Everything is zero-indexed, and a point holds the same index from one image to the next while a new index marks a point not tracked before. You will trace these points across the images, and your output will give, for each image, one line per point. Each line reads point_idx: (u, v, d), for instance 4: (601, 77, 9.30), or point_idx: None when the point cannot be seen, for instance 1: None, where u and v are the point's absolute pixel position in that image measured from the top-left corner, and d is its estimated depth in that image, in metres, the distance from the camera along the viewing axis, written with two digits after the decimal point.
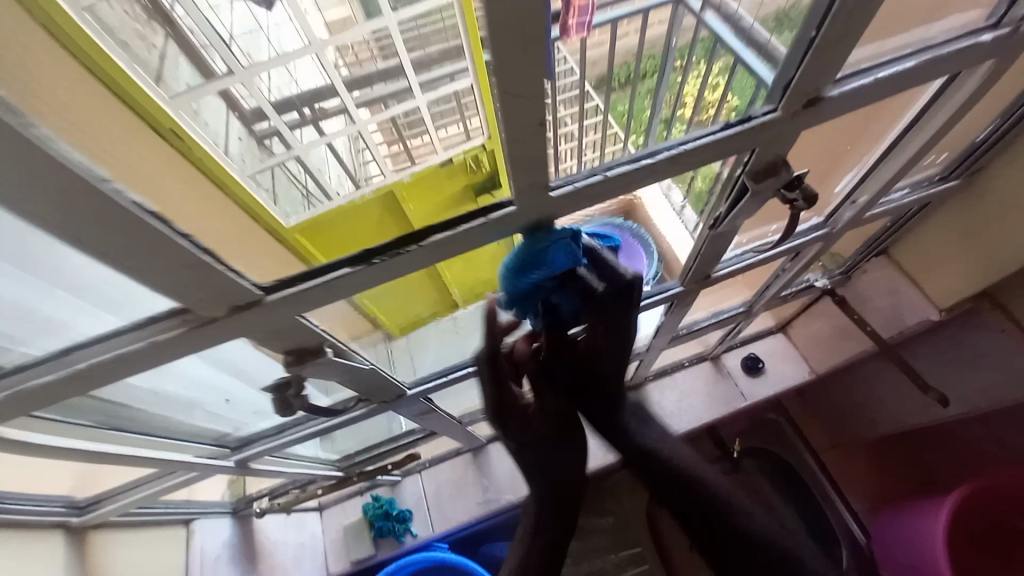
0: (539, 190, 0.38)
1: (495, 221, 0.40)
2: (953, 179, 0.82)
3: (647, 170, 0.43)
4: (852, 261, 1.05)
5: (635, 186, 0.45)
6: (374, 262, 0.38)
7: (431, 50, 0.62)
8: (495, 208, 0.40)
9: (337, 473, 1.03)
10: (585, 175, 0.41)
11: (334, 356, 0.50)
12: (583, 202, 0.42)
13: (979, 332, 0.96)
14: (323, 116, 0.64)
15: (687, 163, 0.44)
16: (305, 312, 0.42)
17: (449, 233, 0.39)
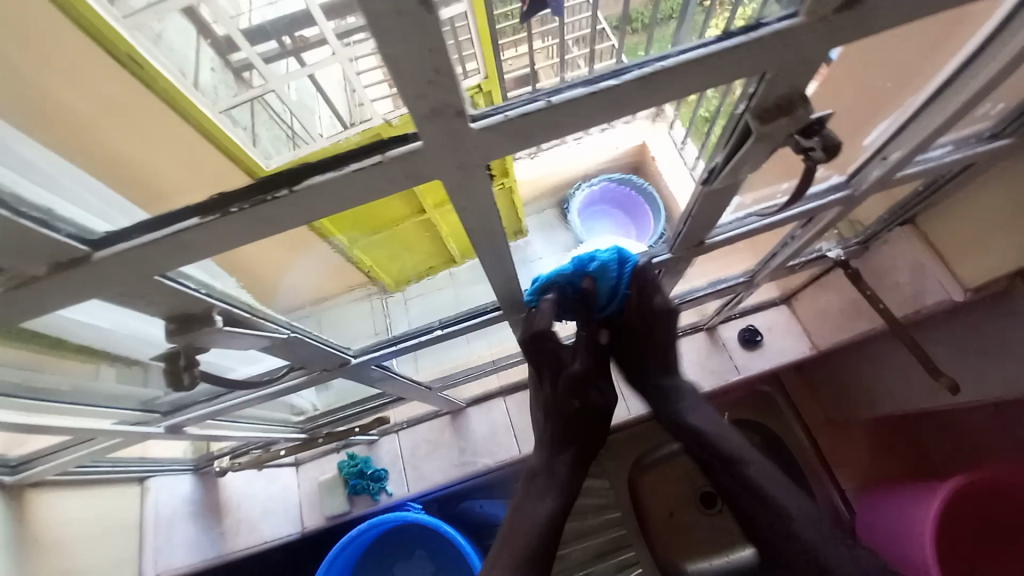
0: (451, 120, 0.28)
1: (395, 162, 0.29)
2: (1006, 137, 0.69)
3: (609, 98, 0.32)
4: (871, 230, 0.94)
5: (596, 122, 0.34)
6: (230, 211, 0.30)
7: None
8: (396, 142, 0.29)
9: (301, 434, 0.99)
10: (522, 101, 0.31)
11: (227, 325, 0.42)
12: (522, 140, 0.32)
13: (1010, 315, 0.85)
14: (306, 49, 0.47)
15: (667, 91, 0.33)
16: (169, 270, 0.34)
17: (331, 175, 0.29)
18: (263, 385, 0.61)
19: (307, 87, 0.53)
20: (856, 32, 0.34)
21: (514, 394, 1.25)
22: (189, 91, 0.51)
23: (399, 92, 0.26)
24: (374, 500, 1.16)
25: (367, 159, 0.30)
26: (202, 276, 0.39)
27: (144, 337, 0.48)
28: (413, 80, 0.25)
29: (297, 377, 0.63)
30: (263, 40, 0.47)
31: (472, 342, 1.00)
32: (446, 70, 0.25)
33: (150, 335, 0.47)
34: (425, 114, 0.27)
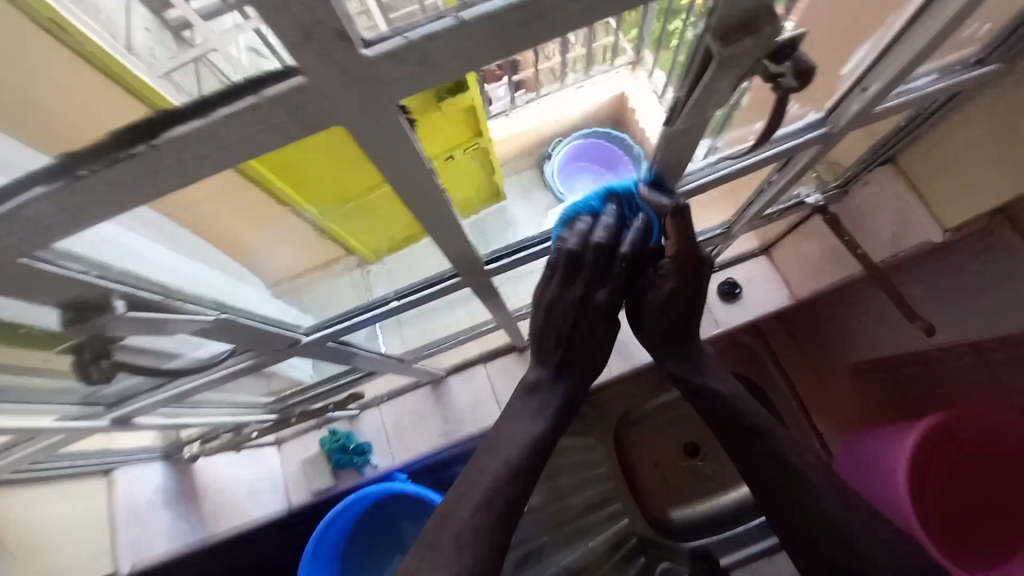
0: (342, 48, 0.23)
1: (275, 102, 0.25)
2: (992, 64, 0.65)
3: (533, 15, 0.26)
4: (850, 172, 0.91)
5: (526, 49, 0.29)
6: (82, 173, 0.26)
7: None
8: (272, 79, 0.25)
9: (272, 416, 0.96)
10: (427, 19, 0.25)
11: (130, 311, 0.38)
12: (440, 72, 0.27)
13: (989, 254, 0.84)
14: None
15: (605, 5, 0.28)
16: (49, 242, 0.29)
17: (201, 122, 0.25)
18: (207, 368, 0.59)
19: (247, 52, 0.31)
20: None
21: (494, 360, 1.23)
22: (124, 58, 0.36)
23: (258, 10, 0.21)
24: (360, 473, 1.16)
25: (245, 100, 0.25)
26: (93, 259, 0.34)
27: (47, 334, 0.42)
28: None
29: (244, 360, 0.59)
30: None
31: (444, 312, 0.96)
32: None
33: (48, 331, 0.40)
34: (296, 34, 0.22)
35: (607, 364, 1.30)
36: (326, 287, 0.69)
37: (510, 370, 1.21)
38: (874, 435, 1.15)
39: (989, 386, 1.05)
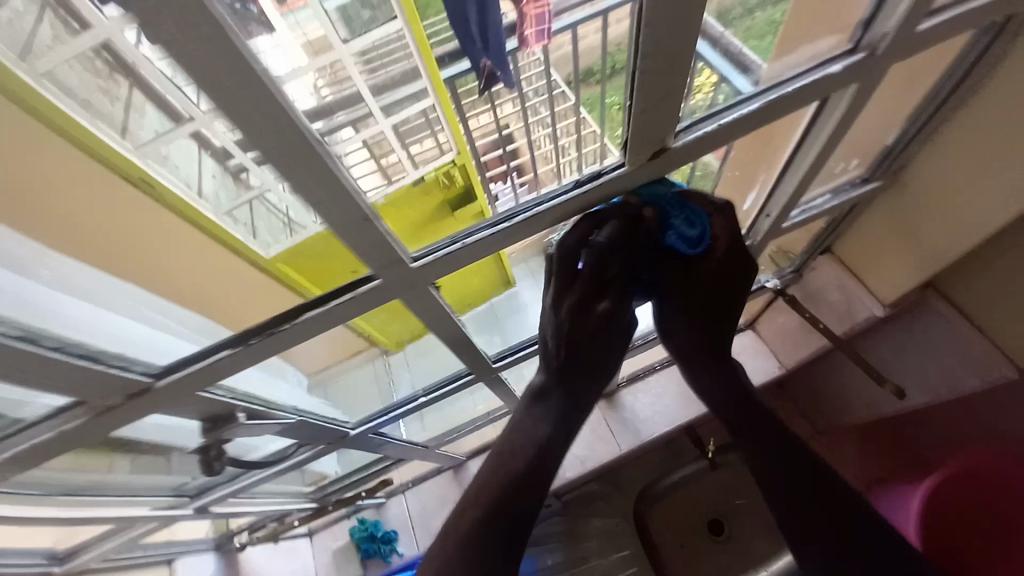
0: (394, 266, 0.41)
1: (364, 294, 0.42)
2: (875, 181, 0.82)
3: (505, 233, 0.46)
4: (800, 259, 1.08)
5: (501, 247, 0.47)
6: (250, 342, 0.43)
7: (391, 73, 0.57)
8: (360, 282, 0.43)
9: (312, 504, 1.09)
10: (444, 243, 0.45)
11: (248, 419, 0.55)
12: (447, 269, 0.46)
13: (933, 324, 0.96)
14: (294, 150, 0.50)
15: (550, 219, 0.46)
16: (202, 389, 0.46)
17: (320, 309, 0.42)
18: (270, 465, 0.73)
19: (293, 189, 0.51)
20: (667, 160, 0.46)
21: None
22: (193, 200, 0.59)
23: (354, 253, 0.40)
24: (387, 561, 1.26)
25: (339, 299, 0.42)
26: (228, 384, 0.51)
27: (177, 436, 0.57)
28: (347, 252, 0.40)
29: (304, 452, 0.75)
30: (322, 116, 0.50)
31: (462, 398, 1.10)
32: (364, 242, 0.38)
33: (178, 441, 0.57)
34: (384, 267, 0.41)
35: (616, 442, 1.38)
36: (354, 375, 0.85)
37: None
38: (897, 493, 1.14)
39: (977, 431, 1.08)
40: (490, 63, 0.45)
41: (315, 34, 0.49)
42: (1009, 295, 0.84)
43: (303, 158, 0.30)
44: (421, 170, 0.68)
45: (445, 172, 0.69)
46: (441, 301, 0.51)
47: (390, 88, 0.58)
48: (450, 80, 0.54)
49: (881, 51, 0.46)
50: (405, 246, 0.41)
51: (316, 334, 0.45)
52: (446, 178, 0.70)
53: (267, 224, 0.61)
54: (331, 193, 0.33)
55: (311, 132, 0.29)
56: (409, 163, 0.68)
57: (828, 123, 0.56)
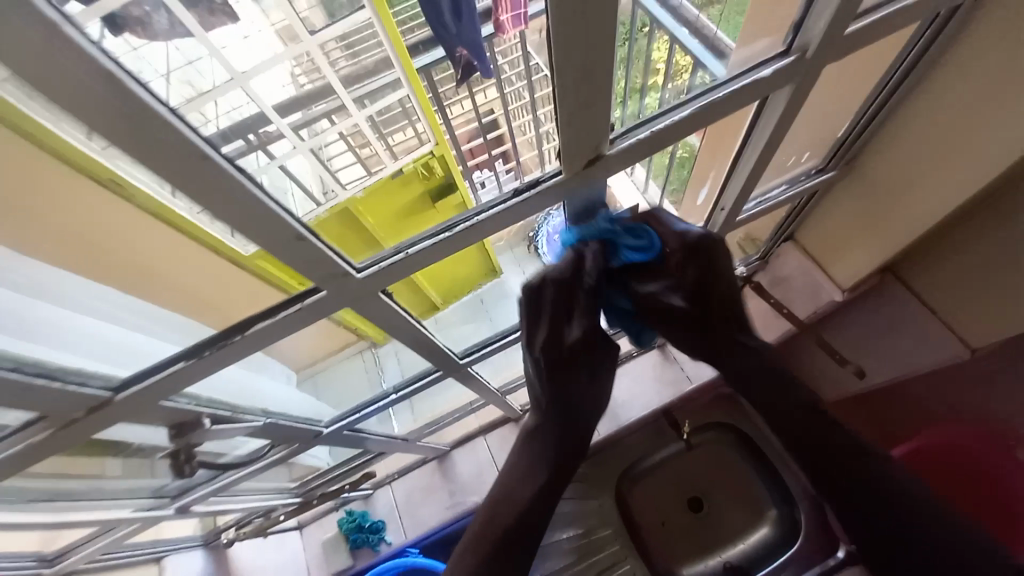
0: (339, 276, 0.44)
1: (310, 305, 0.46)
2: (831, 170, 0.84)
3: (447, 242, 0.48)
4: (765, 247, 1.10)
5: (448, 253, 0.50)
6: (203, 355, 0.45)
7: (363, 63, 0.61)
8: (308, 294, 0.46)
9: (297, 499, 1.12)
10: (389, 255, 0.48)
11: (214, 424, 0.57)
12: (395, 275, 0.48)
13: (892, 309, 0.99)
14: (271, 142, 0.53)
15: (486, 228, 0.49)
16: (162, 399, 0.49)
17: (270, 320, 0.45)
18: (244, 466, 0.75)
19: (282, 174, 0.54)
20: (606, 166, 0.48)
21: (492, 432, 1.40)
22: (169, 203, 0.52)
23: (302, 268, 0.42)
24: (374, 551, 1.29)
25: (287, 311, 0.45)
26: (191, 393, 0.54)
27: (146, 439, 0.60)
28: (293, 267, 0.42)
29: (279, 451, 0.77)
30: (293, 109, 0.56)
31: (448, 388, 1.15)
32: (306, 255, 0.41)
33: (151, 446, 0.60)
34: (324, 278, 0.44)
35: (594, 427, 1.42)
36: (342, 365, 0.85)
37: (507, 439, 1.38)
38: None
39: (947, 412, 1.17)
40: (466, 52, 0.49)
41: (279, 23, 0.49)
42: (961, 279, 0.87)
43: (221, 185, 0.33)
44: (400, 161, 0.74)
45: (422, 163, 0.75)
46: (393, 303, 0.55)
47: (364, 77, 0.63)
48: (425, 71, 0.61)
49: (812, 52, 0.48)
50: (346, 258, 0.45)
51: (270, 341, 0.47)
52: (425, 168, 0.75)
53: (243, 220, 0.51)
54: (254, 213, 0.36)
55: (226, 164, 0.33)
56: (388, 155, 0.75)
57: (769, 123, 0.58)
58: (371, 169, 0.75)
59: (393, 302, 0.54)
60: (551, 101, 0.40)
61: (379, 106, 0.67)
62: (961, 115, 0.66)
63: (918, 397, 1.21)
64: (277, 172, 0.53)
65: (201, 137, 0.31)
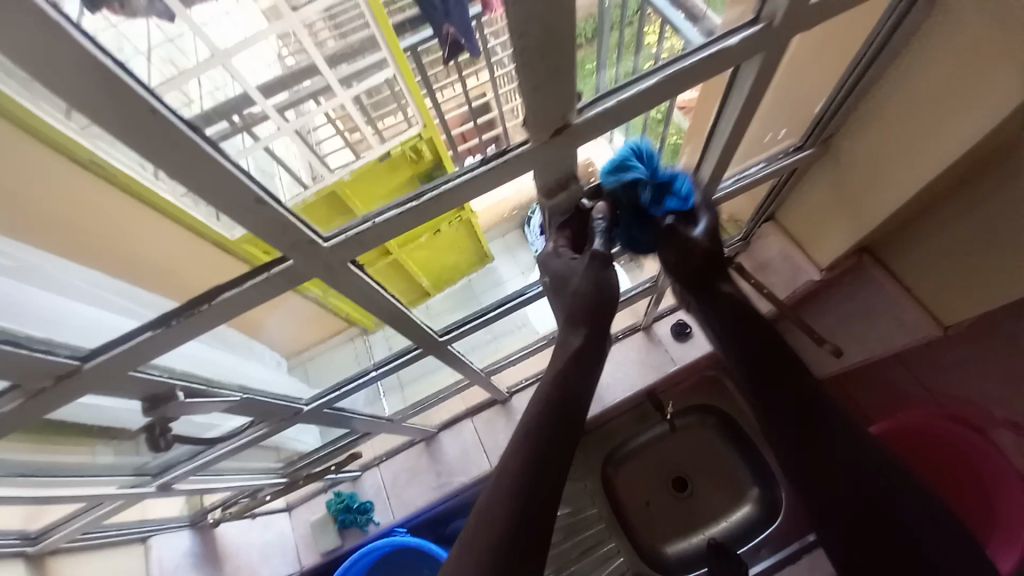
0: (306, 245, 0.45)
1: (278, 274, 0.46)
2: (807, 149, 0.85)
3: (414, 212, 0.48)
4: (748, 228, 1.11)
5: (417, 224, 0.51)
6: (170, 324, 0.46)
7: (350, 41, 0.56)
8: (276, 263, 0.46)
9: (283, 479, 1.13)
10: (356, 223, 0.48)
11: (188, 398, 0.57)
12: (364, 245, 0.49)
13: (870, 287, 1.02)
14: (256, 123, 0.54)
15: (456, 199, 0.50)
16: (130, 371, 0.49)
17: (236, 290, 0.45)
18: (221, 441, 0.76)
19: (265, 158, 0.55)
20: (576, 135, 0.49)
21: (479, 415, 1.41)
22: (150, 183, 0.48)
23: (267, 236, 0.42)
24: (363, 530, 1.31)
25: (254, 280, 0.46)
26: (162, 365, 0.55)
27: (121, 415, 0.60)
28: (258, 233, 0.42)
29: (258, 430, 0.78)
30: (279, 89, 0.55)
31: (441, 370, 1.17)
32: (268, 221, 0.41)
33: (124, 420, 0.61)
34: (291, 247, 0.44)
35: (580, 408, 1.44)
36: (332, 354, 0.87)
37: (493, 421, 1.39)
38: None
39: (924, 394, 1.21)
40: (453, 29, 0.48)
41: (265, 2, 0.49)
42: (933, 258, 0.89)
43: (180, 147, 0.33)
44: (387, 145, 0.64)
45: (411, 147, 0.65)
46: (365, 277, 0.55)
47: (351, 58, 0.58)
48: (411, 50, 0.56)
49: (777, 23, 0.48)
50: (313, 226, 0.45)
51: (238, 311, 0.48)
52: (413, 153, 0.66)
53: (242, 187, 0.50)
54: (216, 177, 0.36)
55: (180, 123, 0.32)
56: (376, 137, 0.66)
57: (740, 96, 0.59)
58: (360, 156, 0.66)
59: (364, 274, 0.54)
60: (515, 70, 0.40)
61: (367, 88, 0.60)
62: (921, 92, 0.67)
63: (896, 380, 1.25)
64: (262, 155, 0.54)
65: (157, 96, 0.32)
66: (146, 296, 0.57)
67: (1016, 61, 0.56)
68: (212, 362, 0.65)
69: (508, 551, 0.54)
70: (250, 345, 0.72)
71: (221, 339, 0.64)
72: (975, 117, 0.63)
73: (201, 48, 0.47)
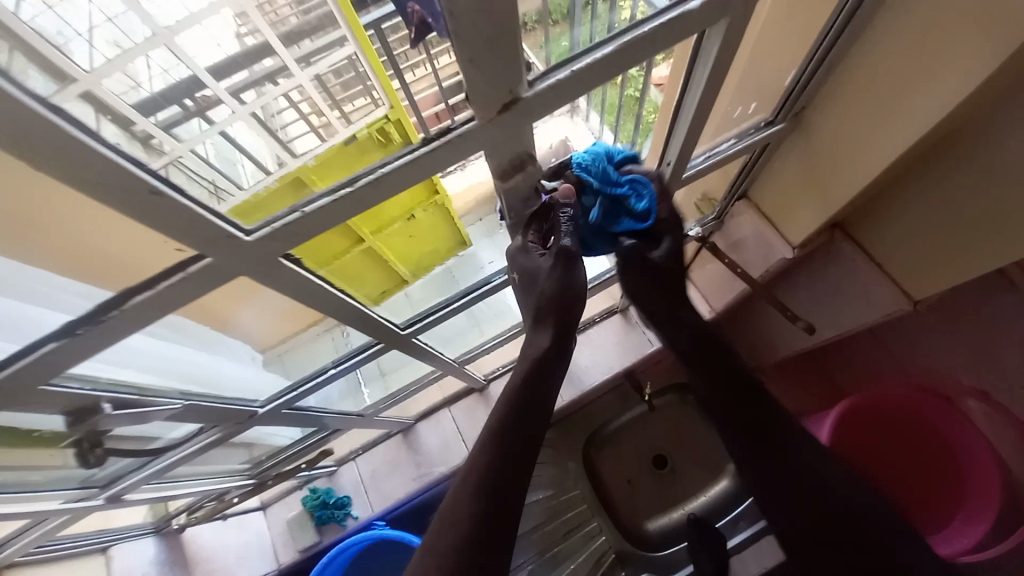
0: (226, 240, 0.40)
1: (197, 273, 0.41)
2: (778, 123, 0.82)
3: (348, 199, 0.44)
4: (721, 206, 1.09)
5: (356, 213, 0.47)
6: (78, 332, 0.41)
7: (306, 15, 0.46)
8: (193, 261, 0.41)
9: (251, 480, 1.10)
10: (283, 214, 0.43)
11: (114, 409, 0.55)
12: (296, 237, 0.44)
13: (840, 263, 1.02)
14: (210, 106, 0.47)
15: (396, 183, 0.46)
16: (41, 383, 0.45)
17: (150, 292, 0.41)
18: (164, 453, 0.73)
19: (224, 145, 0.50)
20: (526, 110, 0.45)
21: (456, 404, 1.38)
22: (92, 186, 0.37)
23: (178, 232, 0.38)
24: (342, 525, 1.29)
25: (171, 280, 0.41)
26: (82, 375, 0.51)
27: (43, 420, 0.54)
28: (165, 230, 0.37)
29: (210, 435, 0.74)
30: (235, 70, 0.46)
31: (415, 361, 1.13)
32: (177, 216, 0.37)
33: (50, 426, 0.55)
34: (208, 244, 0.40)
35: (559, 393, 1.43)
36: (310, 343, 0.84)
37: (472, 410, 1.37)
38: (814, 416, 1.26)
39: (894, 368, 1.23)
40: (418, 6, 0.42)
41: None
42: (902, 234, 0.88)
43: (50, 136, 0.29)
44: (351, 126, 0.53)
45: (378, 130, 0.53)
46: (300, 272, 0.51)
47: (311, 34, 0.47)
48: (375, 29, 0.46)
49: None
50: (232, 219, 0.40)
51: (159, 315, 0.43)
52: (381, 137, 0.54)
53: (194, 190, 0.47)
54: (101, 168, 0.31)
55: (40, 107, 0.28)
56: (340, 119, 0.54)
57: (706, 66, 0.55)
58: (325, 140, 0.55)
59: (301, 270, 0.50)
60: (448, 37, 0.36)
61: (328, 63, 0.49)
62: (887, 62, 0.65)
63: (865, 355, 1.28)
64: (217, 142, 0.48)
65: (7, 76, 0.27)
66: (76, 289, 0.46)
67: (980, 31, 0.54)
68: (163, 356, 0.61)
69: (471, 544, 0.57)
70: (214, 336, 0.69)
71: (174, 331, 0.61)
72: (939, 93, 0.61)
73: (137, 25, 0.40)
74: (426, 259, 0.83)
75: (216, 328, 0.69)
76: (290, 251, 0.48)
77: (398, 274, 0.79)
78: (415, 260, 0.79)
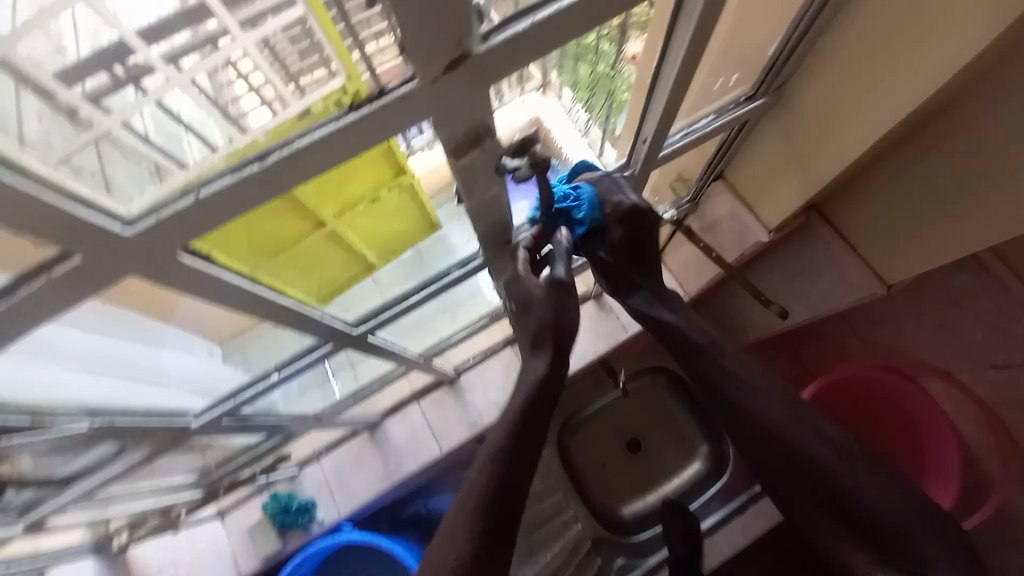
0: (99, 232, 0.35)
1: (63, 276, 0.36)
2: (760, 98, 0.78)
3: (258, 178, 0.39)
4: (697, 187, 1.05)
5: (276, 193, 0.42)
6: None
7: None
8: (59, 262, 0.36)
9: (199, 491, 1.02)
10: (176, 197, 0.38)
11: None
12: (200, 223, 0.39)
13: (813, 243, 1.00)
14: (147, 74, 0.36)
15: (313, 161, 0.40)
16: None
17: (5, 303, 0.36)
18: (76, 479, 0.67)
19: (163, 117, 0.39)
20: (478, 70, 0.40)
21: (426, 398, 1.31)
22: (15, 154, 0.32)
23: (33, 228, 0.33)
24: (306, 530, 1.22)
25: (32, 284, 0.36)
26: None
27: None
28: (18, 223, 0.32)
29: (137, 452, 0.70)
30: (171, 32, 0.35)
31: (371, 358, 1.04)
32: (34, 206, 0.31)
33: None
34: (72, 240, 0.35)
35: None
36: (269, 338, 0.73)
37: (442, 403, 1.30)
38: None
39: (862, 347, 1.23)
40: None
41: None
42: (872, 214, 0.87)
43: None
44: (305, 99, 0.40)
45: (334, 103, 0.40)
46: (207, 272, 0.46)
47: None
48: None
49: None
50: (107, 211, 0.36)
51: (28, 321, 0.38)
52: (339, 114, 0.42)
53: (130, 169, 0.38)
54: None
55: None
56: (293, 91, 0.40)
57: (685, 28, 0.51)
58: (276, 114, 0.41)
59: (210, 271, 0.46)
60: None
61: (280, 26, 0.36)
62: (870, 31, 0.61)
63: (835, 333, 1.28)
64: (159, 114, 0.39)
65: None
66: None
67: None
68: (79, 354, 0.54)
69: None
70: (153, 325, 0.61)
71: (100, 324, 0.54)
72: (914, 65, 0.59)
73: None
74: (399, 243, 0.73)
75: (161, 317, 0.61)
76: (191, 245, 0.44)
77: (366, 259, 0.70)
78: (385, 244, 0.70)
